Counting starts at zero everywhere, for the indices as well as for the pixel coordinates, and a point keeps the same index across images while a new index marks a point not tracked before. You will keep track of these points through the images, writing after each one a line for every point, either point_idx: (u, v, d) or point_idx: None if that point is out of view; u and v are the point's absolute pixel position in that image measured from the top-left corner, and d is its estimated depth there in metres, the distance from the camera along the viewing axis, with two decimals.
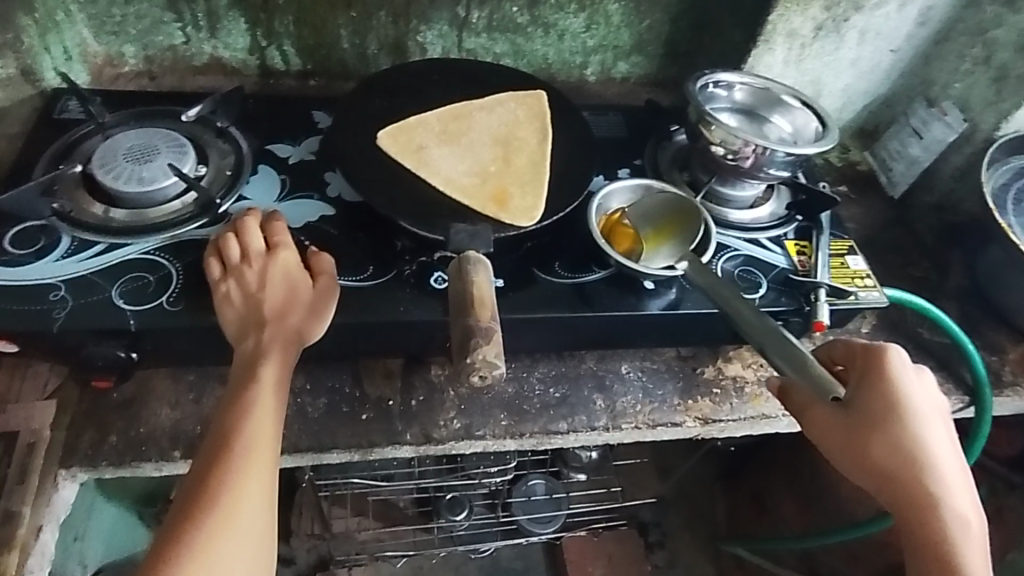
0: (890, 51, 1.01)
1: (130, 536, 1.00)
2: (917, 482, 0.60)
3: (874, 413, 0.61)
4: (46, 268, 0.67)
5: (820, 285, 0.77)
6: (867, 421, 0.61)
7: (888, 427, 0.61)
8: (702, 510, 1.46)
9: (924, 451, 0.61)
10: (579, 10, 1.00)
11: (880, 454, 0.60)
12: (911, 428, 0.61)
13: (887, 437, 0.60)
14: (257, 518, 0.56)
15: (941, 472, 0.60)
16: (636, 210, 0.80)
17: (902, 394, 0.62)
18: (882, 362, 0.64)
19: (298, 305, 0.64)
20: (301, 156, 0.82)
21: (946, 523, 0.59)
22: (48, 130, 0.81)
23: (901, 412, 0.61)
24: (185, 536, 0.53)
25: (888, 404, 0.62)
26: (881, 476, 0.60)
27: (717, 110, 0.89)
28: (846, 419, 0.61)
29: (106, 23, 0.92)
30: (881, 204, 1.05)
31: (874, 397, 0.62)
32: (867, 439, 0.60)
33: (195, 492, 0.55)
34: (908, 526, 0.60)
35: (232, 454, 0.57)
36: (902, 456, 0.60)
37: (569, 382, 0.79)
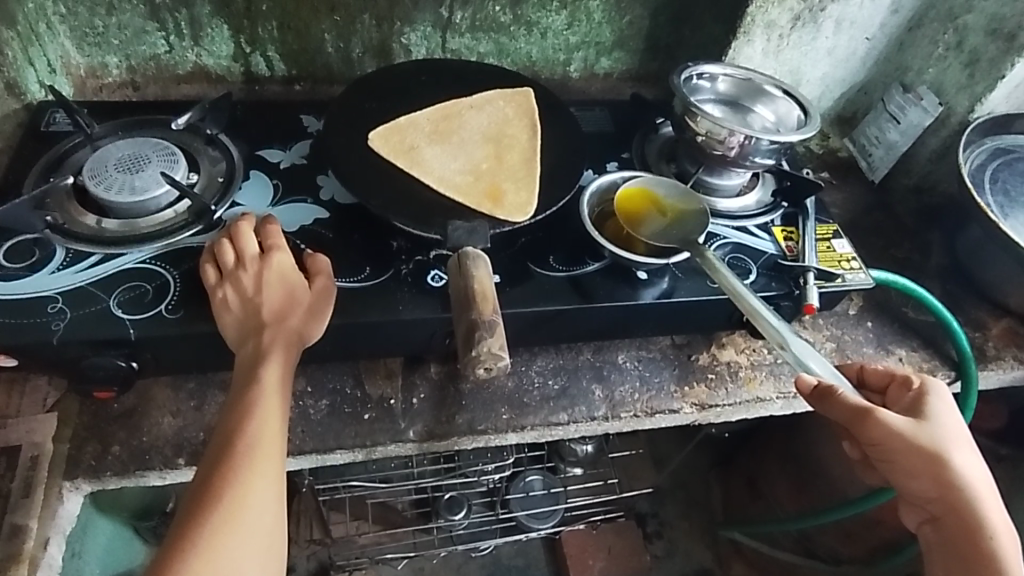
0: (865, 38, 1.03)
1: (126, 552, 0.99)
2: (965, 495, 0.65)
3: (929, 430, 0.67)
4: (42, 280, 0.67)
5: (808, 269, 0.79)
6: (922, 435, 0.66)
7: (943, 444, 0.66)
8: (697, 499, 1.49)
9: (972, 469, 0.66)
10: (560, 8, 1.01)
11: (933, 468, 0.65)
12: (961, 448, 0.67)
13: (941, 453, 0.65)
14: (264, 518, 0.56)
15: (985, 490, 0.66)
16: (635, 195, 0.82)
17: (949, 418, 0.68)
18: (925, 390, 0.70)
19: (295, 306, 0.65)
20: (292, 160, 0.83)
21: (993, 537, 0.64)
22: (36, 143, 0.81)
23: (952, 431, 0.67)
24: (192, 535, 0.53)
25: (938, 424, 0.67)
26: (931, 488, 0.66)
27: (702, 101, 0.91)
28: (909, 433, 0.65)
29: (88, 35, 0.92)
30: (862, 188, 1.07)
31: (928, 419, 0.68)
32: (926, 448, 0.65)
33: (202, 492, 0.56)
34: (957, 540, 0.65)
35: (240, 462, 0.57)
36: (955, 471, 0.65)
37: (568, 373, 0.80)
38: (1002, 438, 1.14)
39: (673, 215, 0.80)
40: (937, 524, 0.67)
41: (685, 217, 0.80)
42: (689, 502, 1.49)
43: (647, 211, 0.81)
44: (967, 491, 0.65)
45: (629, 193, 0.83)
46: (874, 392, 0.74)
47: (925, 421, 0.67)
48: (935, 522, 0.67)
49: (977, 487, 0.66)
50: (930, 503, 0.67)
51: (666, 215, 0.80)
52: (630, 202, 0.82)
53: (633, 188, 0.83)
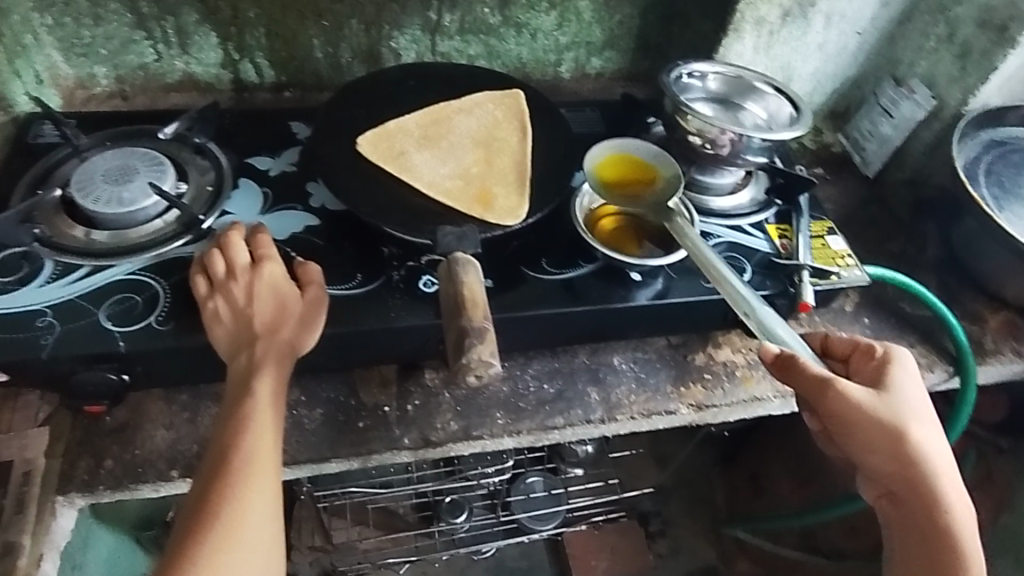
0: (856, 33, 1.02)
1: (127, 562, 0.98)
2: (926, 470, 0.65)
3: (892, 404, 0.66)
4: (31, 294, 0.66)
5: (802, 267, 0.78)
6: (881, 406, 0.65)
7: (902, 415, 0.66)
8: (700, 496, 1.48)
9: (933, 443, 0.66)
10: (550, 8, 1.01)
11: (895, 444, 0.65)
12: (922, 421, 0.66)
13: (902, 427, 0.65)
14: (264, 534, 0.56)
15: (944, 465, 0.66)
16: (610, 161, 0.83)
17: (910, 391, 0.68)
18: (890, 362, 0.69)
19: (288, 317, 0.64)
20: (281, 168, 0.82)
21: (948, 511, 0.65)
22: (24, 155, 0.80)
23: (912, 403, 0.67)
24: (192, 552, 0.53)
25: (900, 396, 0.67)
26: (891, 463, 0.65)
27: (693, 100, 0.89)
28: (867, 404, 0.65)
29: (75, 45, 0.91)
30: (855, 183, 1.07)
31: (890, 392, 0.67)
32: (885, 419, 0.65)
33: (197, 510, 0.55)
34: (916, 515, 0.65)
35: (237, 477, 0.56)
36: (918, 445, 0.65)
37: (563, 377, 0.80)
38: (1003, 430, 1.11)
39: (646, 180, 0.81)
40: (894, 498, 0.67)
41: (659, 183, 0.80)
42: (694, 499, 1.47)
43: (621, 179, 0.81)
44: (927, 465, 0.65)
45: (603, 160, 0.83)
46: (838, 362, 0.73)
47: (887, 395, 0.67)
48: (892, 496, 0.67)
49: (936, 462, 0.66)
50: (887, 476, 0.67)
51: (640, 181, 0.81)
52: (603, 170, 0.82)
53: (602, 158, 0.83)
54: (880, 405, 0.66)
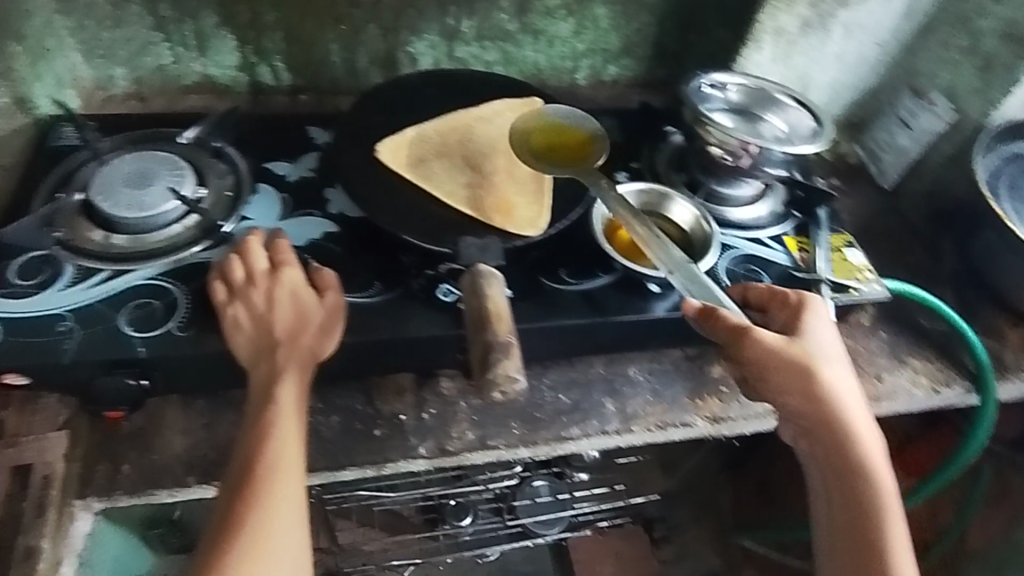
0: (875, 44, 1.02)
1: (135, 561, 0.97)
2: (839, 411, 0.67)
3: (806, 346, 0.68)
4: (51, 298, 0.67)
5: (820, 280, 0.79)
6: (795, 351, 0.67)
7: (816, 359, 0.67)
8: (705, 502, 1.45)
9: (843, 384, 0.68)
10: (567, 15, 1.01)
11: (810, 385, 0.66)
12: (833, 362, 0.68)
13: (814, 368, 0.67)
14: (292, 543, 0.56)
15: (856, 405, 0.68)
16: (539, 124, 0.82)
17: (823, 334, 0.70)
18: (806, 306, 0.71)
19: (308, 324, 0.64)
20: (300, 174, 0.82)
21: (862, 447, 0.66)
22: (44, 158, 0.80)
23: (825, 348, 0.69)
24: (220, 563, 0.53)
25: (813, 341, 0.69)
26: (808, 404, 0.67)
27: (713, 110, 0.86)
28: (782, 349, 0.66)
29: (96, 47, 0.91)
30: (872, 194, 1.06)
31: (804, 334, 0.69)
32: (799, 365, 0.66)
33: (224, 521, 0.55)
34: (832, 455, 0.66)
35: (262, 486, 0.56)
36: (829, 385, 0.67)
37: (580, 387, 0.80)
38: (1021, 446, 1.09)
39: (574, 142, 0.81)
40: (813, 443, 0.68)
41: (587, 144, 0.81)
42: (697, 504, 1.45)
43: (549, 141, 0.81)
44: (841, 405, 0.67)
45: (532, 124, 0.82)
46: (756, 311, 0.73)
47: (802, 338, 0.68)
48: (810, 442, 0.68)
49: (848, 402, 0.67)
50: (805, 422, 0.68)
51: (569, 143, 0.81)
52: (532, 132, 0.82)
53: (530, 122, 0.82)
54: (793, 347, 0.67)
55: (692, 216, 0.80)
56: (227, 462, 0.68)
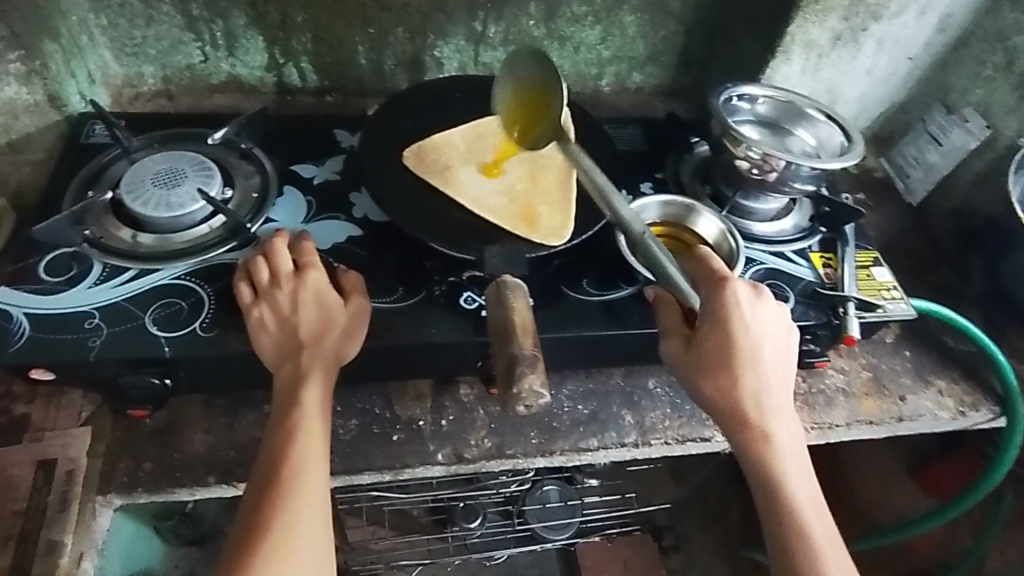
0: (907, 57, 1.00)
1: (145, 550, 0.99)
2: (750, 410, 0.63)
3: (716, 338, 0.63)
4: (80, 295, 0.68)
5: (848, 299, 0.78)
6: (687, 359, 0.64)
7: (705, 368, 0.63)
8: (715, 513, 1.45)
9: (759, 378, 0.63)
10: (595, 22, 1.00)
11: (714, 384, 0.63)
12: (749, 354, 0.63)
13: (723, 365, 0.63)
14: (316, 547, 0.56)
15: (775, 402, 0.64)
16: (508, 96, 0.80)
17: (743, 319, 0.64)
18: (728, 287, 0.64)
19: (332, 327, 0.64)
20: (325, 177, 0.82)
21: (776, 447, 0.63)
22: (74, 155, 0.81)
23: (723, 352, 0.63)
24: (246, 566, 0.53)
25: (713, 343, 0.63)
26: (717, 405, 0.63)
27: (741, 123, 0.89)
28: (679, 354, 0.65)
29: (127, 45, 0.92)
30: (898, 210, 1.04)
31: (716, 323, 0.63)
32: (689, 372, 0.64)
33: (250, 524, 0.55)
34: (744, 458, 0.63)
35: (287, 489, 0.56)
36: (737, 382, 0.63)
37: (598, 398, 0.79)
38: None
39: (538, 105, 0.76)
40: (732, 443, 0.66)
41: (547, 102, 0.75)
42: (707, 515, 1.45)
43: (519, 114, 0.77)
44: (751, 405, 0.63)
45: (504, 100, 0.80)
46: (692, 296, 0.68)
47: (713, 328, 0.63)
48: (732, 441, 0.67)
49: (764, 399, 0.63)
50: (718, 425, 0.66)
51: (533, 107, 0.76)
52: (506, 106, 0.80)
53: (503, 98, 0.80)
54: (700, 341, 0.64)
55: (718, 230, 0.79)
56: (247, 462, 0.69)
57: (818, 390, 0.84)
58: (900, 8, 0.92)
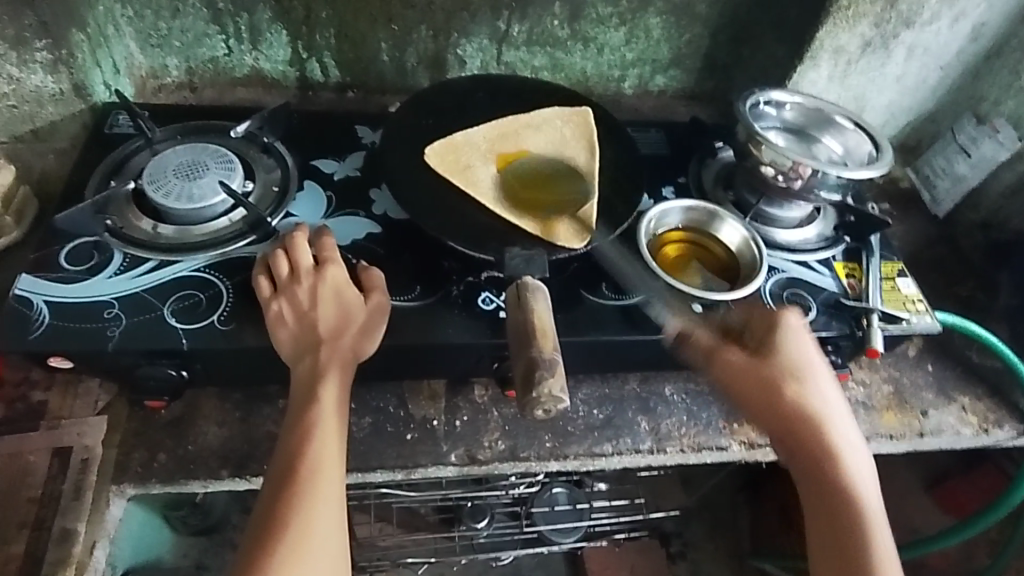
0: (938, 66, 0.98)
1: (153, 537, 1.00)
2: (819, 429, 0.64)
3: (780, 359, 0.67)
4: (100, 285, 0.68)
5: (872, 310, 0.76)
6: (760, 371, 0.66)
7: (781, 380, 0.65)
8: (723, 521, 1.42)
9: (827, 400, 0.66)
10: (620, 24, 0.99)
11: (783, 401, 0.65)
12: (814, 376, 0.66)
13: (790, 384, 0.66)
14: (331, 546, 0.55)
15: (841, 425, 0.65)
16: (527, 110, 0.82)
17: (803, 345, 0.68)
18: (785, 317, 0.69)
19: (350, 324, 0.64)
20: (346, 173, 0.82)
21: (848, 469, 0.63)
22: (98, 145, 0.82)
23: (795, 367, 0.66)
24: (261, 564, 0.53)
25: (783, 358, 0.67)
26: (788, 426, 0.65)
27: (767, 128, 0.87)
28: (748, 367, 0.66)
29: (152, 36, 0.93)
30: (924, 222, 1.02)
31: (779, 346, 0.67)
32: (764, 384, 0.65)
33: (264, 521, 0.55)
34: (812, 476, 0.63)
35: (303, 487, 0.56)
36: (806, 401, 0.65)
37: (613, 403, 0.78)
38: None
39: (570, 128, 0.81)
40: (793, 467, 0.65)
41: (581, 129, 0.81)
42: (715, 524, 1.42)
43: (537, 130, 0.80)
44: (822, 425, 0.64)
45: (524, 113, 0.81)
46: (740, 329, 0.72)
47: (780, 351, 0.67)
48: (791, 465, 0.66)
49: (832, 419, 0.65)
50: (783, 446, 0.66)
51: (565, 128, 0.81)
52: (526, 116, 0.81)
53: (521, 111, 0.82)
54: (767, 362, 0.67)
55: (741, 238, 0.78)
56: (260, 456, 0.69)
57: None
58: (932, 15, 0.90)
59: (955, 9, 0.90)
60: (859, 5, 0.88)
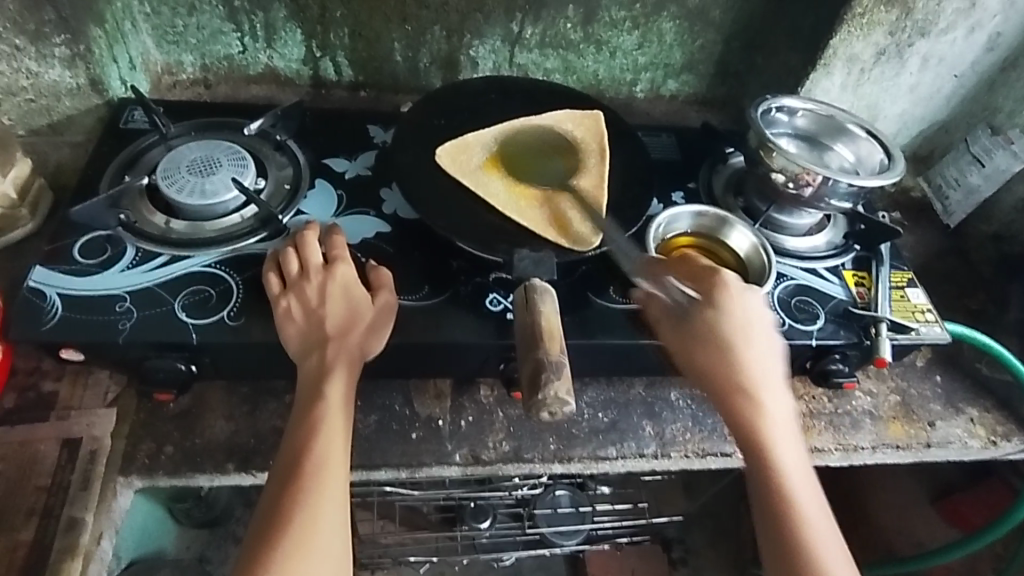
0: (953, 76, 0.97)
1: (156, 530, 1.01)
2: (748, 390, 0.61)
3: (708, 318, 0.64)
4: (113, 278, 0.69)
5: (880, 318, 0.76)
6: (691, 331, 0.64)
7: (716, 339, 0.63)
8: (725, 528, 1.41)
9: (755, 360, 0.63)
10: (633, 28, 0.99)
11: (708, 362, 0.63)
12: (745, 335, 0.64)
13: (717, 344, 0.63)
14: (334, 543, 0.55)
15: (772, 387, 0.62)
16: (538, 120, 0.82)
17: (733, 302, 0.65)
18: (718, 275, 0.67)
19: (358, 322, 0.64)
20: (357, 172, 0.83)
21: (773, 432, 0.60)
22: (113, 139, 0.83)
23: (730, 329, 0.64)
24: (266, 560, 0.53)
25: (720, 319, 0.64)
26: (713, 387, 0.62)
27: (778, 135, 0.87)
28: (681, 328, 0.65)
29: (168, 33, 0.94)
30: (935, 233, 1.02)
31: (709, 303, 0.65)
32: (696, 343, 0.63)
33: (270, 516, 0.55)
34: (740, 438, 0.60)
35: (308, 484, 0.56)
36: (732, 361, 0.62)
37: (618, 407, 0.78)
38: None
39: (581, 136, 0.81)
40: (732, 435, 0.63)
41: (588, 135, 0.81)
42: (717, 531, 1.41)
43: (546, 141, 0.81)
44: (750, 387, 0.61)
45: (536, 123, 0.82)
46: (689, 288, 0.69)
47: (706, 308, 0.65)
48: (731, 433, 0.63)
49: (759, 379, 0.62)
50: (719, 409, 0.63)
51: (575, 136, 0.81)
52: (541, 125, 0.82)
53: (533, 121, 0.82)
54: (693, 321, 0.64)
55: (750, 244, 0.78)
56: (267, 451, 0.69)
57: (844, 411, 0.82)
58: (948, 24, 0.90)
59: (971, 18, 0.90)
60: (875, 12, 0.88)
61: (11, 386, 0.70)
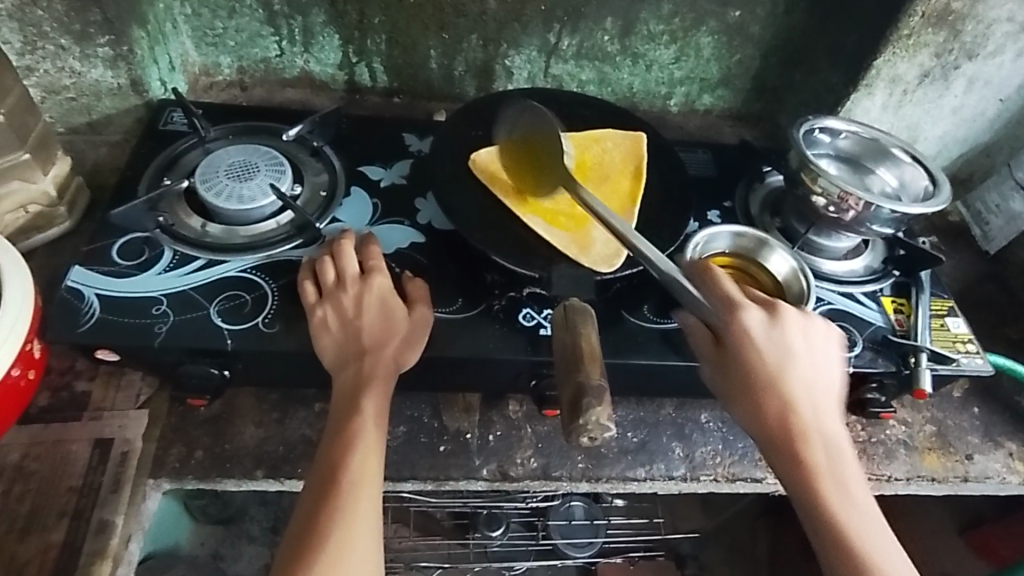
0: (998, 99, 0.95)
1: (174, 529, 1.02)
2: (801, 431, 0.60)
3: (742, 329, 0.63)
4: (151, 281, 0.69)
5: (921, 348, 0.74)
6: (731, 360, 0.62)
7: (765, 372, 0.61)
8: (741, 547, 1.36)
9: (809, 401, 0.61)
10: (670, 41, 0.98)
11: (755, 411, 0.61)
12: (795, 368, 0.62)
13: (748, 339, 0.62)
14: (368, 560, 0.55)
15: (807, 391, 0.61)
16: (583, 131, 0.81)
17: (773, 331, 0.63)
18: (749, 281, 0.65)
19: (394, 335, 0.64)
20: (392, 180, 0.83)
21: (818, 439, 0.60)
22: (152, 140, 0.83)
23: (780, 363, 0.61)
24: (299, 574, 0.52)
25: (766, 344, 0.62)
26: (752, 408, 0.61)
27: (818, 156, 0.86)
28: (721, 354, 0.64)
29: (208, 35, 0.94)
30: (972, 259, 1.00)
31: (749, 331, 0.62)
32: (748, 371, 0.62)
33: (305, 530, 0.55)
34: (794, 484, 0.59)
35: (343, 498, 0.56)
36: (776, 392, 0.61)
37: (648, 427, 0.77)
38: None
39: (621, 152, 0.80)
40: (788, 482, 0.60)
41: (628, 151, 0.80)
42: (731, 547, 1.36)
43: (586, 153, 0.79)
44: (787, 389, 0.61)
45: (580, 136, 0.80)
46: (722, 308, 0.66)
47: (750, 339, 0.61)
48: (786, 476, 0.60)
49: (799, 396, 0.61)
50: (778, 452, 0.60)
51: (615, 153, 0.80)
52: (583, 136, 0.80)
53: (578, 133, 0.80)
54: (731, 355, 0.62)
55: (790, 269, 0.77)
56: (298, 457, 0.69)
57: (878, 440, 0.80)
58: (996, 47, 0.88)
59: (1020, 42, 0.87)
60: (921, 34, 0.86)
61: (45, 383, 0.71)
